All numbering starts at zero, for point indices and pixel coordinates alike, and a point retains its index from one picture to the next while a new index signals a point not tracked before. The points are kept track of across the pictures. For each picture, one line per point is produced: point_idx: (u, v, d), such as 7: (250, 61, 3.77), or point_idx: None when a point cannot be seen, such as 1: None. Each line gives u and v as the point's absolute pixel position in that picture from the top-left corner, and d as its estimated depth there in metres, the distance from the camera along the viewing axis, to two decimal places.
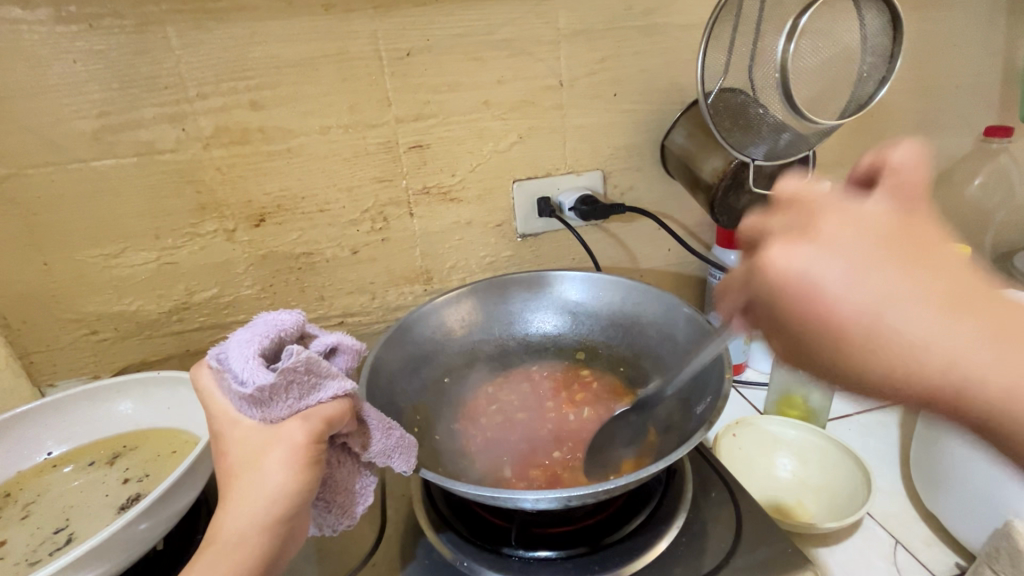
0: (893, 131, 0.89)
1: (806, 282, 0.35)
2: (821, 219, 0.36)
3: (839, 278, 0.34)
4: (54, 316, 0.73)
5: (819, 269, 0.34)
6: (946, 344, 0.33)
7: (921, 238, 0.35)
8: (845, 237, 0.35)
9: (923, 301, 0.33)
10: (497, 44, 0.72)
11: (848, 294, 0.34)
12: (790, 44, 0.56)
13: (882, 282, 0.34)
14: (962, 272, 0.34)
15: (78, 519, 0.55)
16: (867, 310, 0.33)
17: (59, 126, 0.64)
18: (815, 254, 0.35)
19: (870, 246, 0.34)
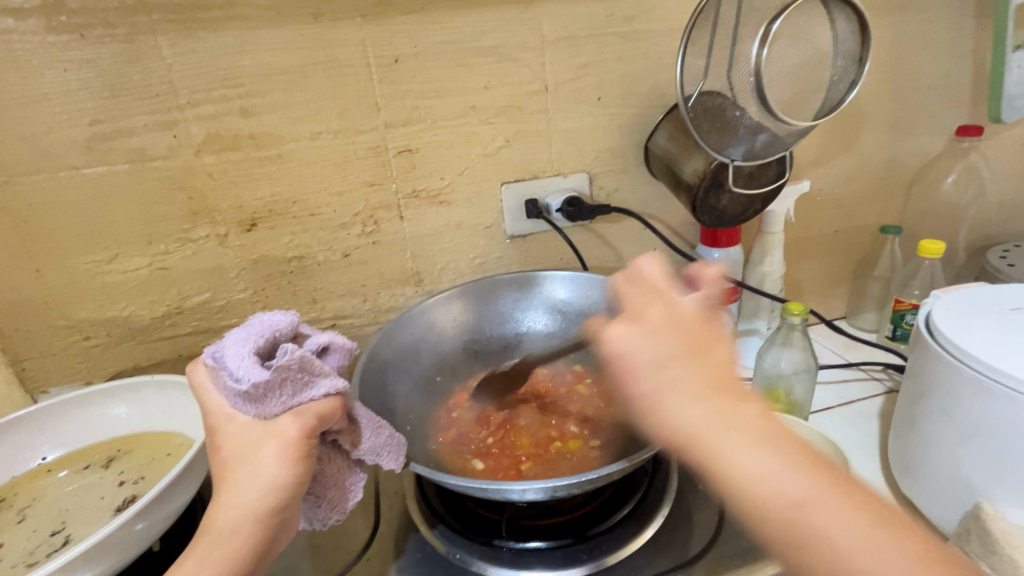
0: (869, 131, 0.92)
1: (622, 353, 0.42)
2: (647, 307, 0.45)
3: (646, 355, 0.41)
4: (46, 323, 0.73)
5: (634, 344, 0.42)
6: (700, 421, 0.38)
7: (709, 339, 0.43)
8: (655, 323, 0.43)
9: (692, 385, 0.40)
10: (482, 50, 0.74)
11: (646, 371, 0.41)
12: (762, 49, 0.59)
13: (667, 367, 0.40)
14: (729, 372, 0.41)
15: (74, 521, 0.56)
16: (650, 387, 0.40)
17: (51, 134, 0.65)
18: (632, 332, 0.43)
19: (672, 335, 0.42)
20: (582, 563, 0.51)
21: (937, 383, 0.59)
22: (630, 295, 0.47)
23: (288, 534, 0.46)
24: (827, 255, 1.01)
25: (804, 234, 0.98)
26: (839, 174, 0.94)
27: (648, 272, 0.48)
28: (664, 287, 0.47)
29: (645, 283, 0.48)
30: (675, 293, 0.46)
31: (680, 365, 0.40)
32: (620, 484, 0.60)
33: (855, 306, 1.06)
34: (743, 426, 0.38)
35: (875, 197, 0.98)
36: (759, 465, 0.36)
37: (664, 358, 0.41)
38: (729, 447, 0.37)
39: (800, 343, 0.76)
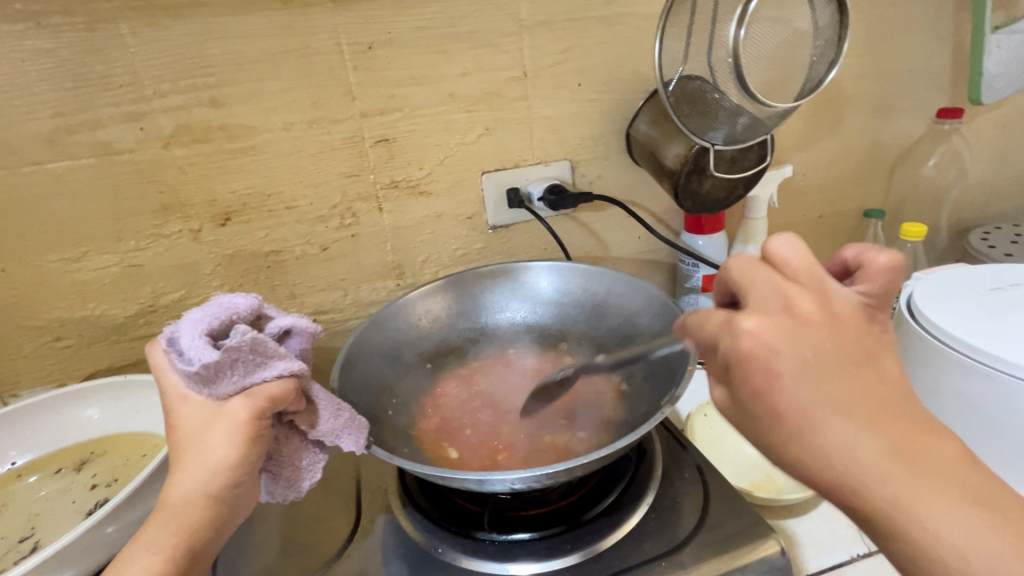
0: (852, 114, 0.92)
1: (764, 362, 0.36)
2: (793, 298, 0.37)
3: (795, 364, 0.35)
4: (14, 324, 0.71)
5: (782, 352, 0.36)
6: (875, 459, 0.34)
7: (872, 348, 0.37)
8: (808, 321, 0.36)
9: (850, 409, 0.35)
10: (459, 35, 0.72)
11: (799, 384, 0.35)
12: (740, 30, 0.57)
13: (826, 382, 0.35)
14: (900, 394, 0.36)
15: (44, 526, 0.54)
16: (807, 409, 0.35)
17: (11, 128, 0.63)
18: (764, 335, 0.36)
19: (827, 344, 0.36)
20: (565, 553, 0.51)
21: (918, 363, 0.59)
22: (765, 277, 0.38)
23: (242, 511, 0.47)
24: (812, 240, 1.01)
25: (788, 220, 0.98)
26: (822, 158, 0.94)
27: (785, 252, 0.38)
28: (808, 274, 0.38)
29: (789, 267, 0.38)
30: (830, 286, 0.38)
31: (830, 383, 0.35)
32: (604, 473, 0.59)
33: None
34: (927, 463, 0.34)
35: (858, 181, 0.98)
36: (951, 523, 0.33)
37: (810, 373, 0.35)
38: (906, 487, 0.33)
39: None
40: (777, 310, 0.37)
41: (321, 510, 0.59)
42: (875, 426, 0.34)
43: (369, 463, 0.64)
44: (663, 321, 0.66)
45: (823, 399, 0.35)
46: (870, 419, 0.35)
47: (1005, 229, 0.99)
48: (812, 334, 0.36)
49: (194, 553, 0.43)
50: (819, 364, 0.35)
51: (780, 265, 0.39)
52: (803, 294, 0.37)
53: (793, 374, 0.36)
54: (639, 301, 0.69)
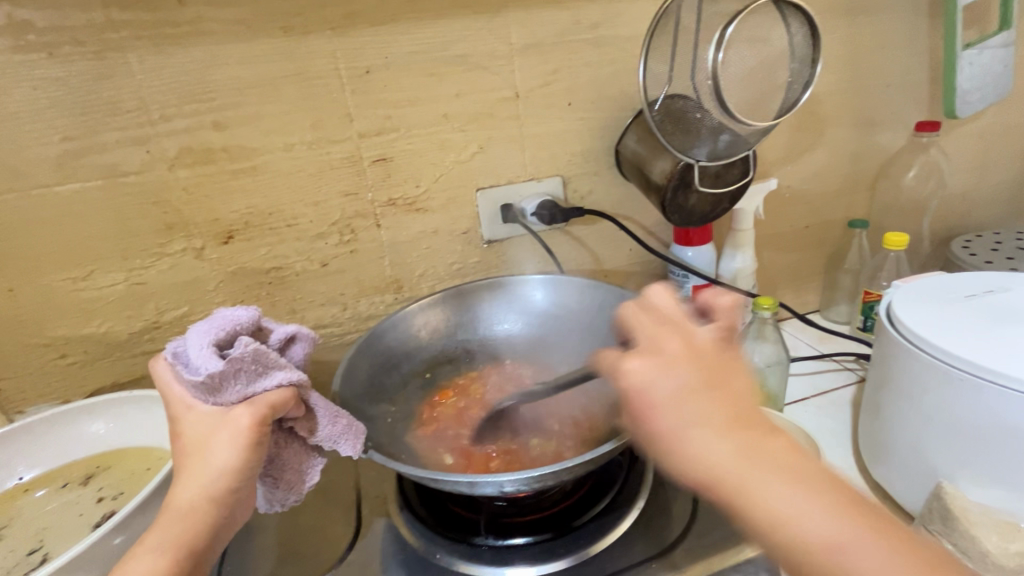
0: (833, 128, 0.95)
1: (642, 393, 0.41)
2: (664, 337, 0.43)
3: (665, 390, 0.41)
4: (21, 342, 0.73)
5: (655, 381, 0.41)
6: (723, 458, 0.38)
7: (724, 368, 0.43)
8: (677, 351, 0.42)
9: (702, 421, 0.39)
10: (453, 59, 0.75)
11: (671, 404, 0.40)
12: (718, 54, 0.61)
13: (689, 398, 0.40)
14: (747, 403, 0.41)
15: (52, 539, 0.56)
16: (672, 422, 0.39)
17: (21, 153, 0.65)
18: (639, 371, 0.42)
19: (692, 368, 0.42)
20: (560, 557, 0.52)
21: (897, 368, 0.61)
22: (640, 323, 0.46)
23: (242, 514, 0.48)
24: (799, 250, 1.04)
25: (775, 230, 1.01)
26: (806, 171, 0.97)
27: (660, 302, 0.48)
28: (677, 318, 0.46)
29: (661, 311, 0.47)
30: (688, 323, 0.46)
31: (696, 398, 0.40)
32: (598, 480, 0.61)
33: (827, 298, 1.09)
34: (767, 455, 0.38)
35: (842, 192, 1.01)
36: (791, 501, 0.36)
37: (676, 390, 0.41)
38: (755, 479, 0.37)
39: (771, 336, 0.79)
40: (647, 343, 0.44)
41: (321, 519, 0.60)
42: (726, 430, 0.39)
43: (369, 473, 0.66)
44: None
45: (686, 407, 0.40)
46: (720, 422, 0.40)
47: (985, 237, 1.02)
48: (677, 358, 0.42)
49: (197, 556, 0.44)
50: (683, 381, 0.41)
51: (652, 309, 0.47)
52: (672, 328, 0.45)
53: (660, 388, 0.41)
54: (628, 308, 0.71)
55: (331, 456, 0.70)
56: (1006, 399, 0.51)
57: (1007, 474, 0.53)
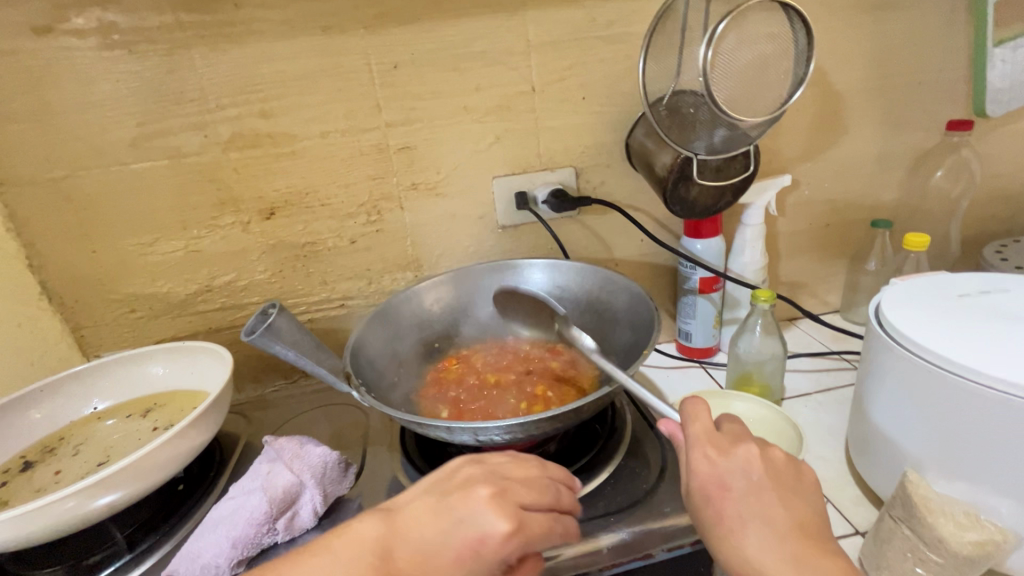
0: (857, 124, 0.94)
1: (713, 478, 0.48)
2: (745, 443, 0.49)
3: (734, 484, 0.47)
4: (101, 296, 0.86)
5: (726, 473, 0.48)
6: (780, 565, 0.43)
7: (800, 487, 0.48)
8: (748, 461, 0.48)
9: (767, 524, 0.45)
10: (473, 55, 0.81)
11: (738, 497, 0.47)
12: (708, 52, 0.62)
13: (757, 499, 0.46)
14: (815, 526, 0.46)
15: (117, 455, 0.67)
16: (736, 513, 0.46)
17: (105, 135, 0.77)
18: (715, 460, 0.48)
19: (761, 475, 0.48)
20: None
21: (877, 362, 0.62)
22: (731, 423, 0.52)
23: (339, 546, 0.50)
24: (818, 248, 1.04)
25: (793, 227, 1.01)
26: (827, 169, 0.97)
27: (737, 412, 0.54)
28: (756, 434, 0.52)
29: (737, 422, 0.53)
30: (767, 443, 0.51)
31: (761, 499, 0.46)
32: (576, 446, 0.66)
33: (848, 299, 1.08)
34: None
35: (865, 191, 1.00)
36: None
37: (748, 493, 0.47)
38: None
39: (769, 327, 0.81)
40: (727, 446, 0.49)
41: None
42: (792, 541, 0.44)
43: (377, 425, 0.74)
44: (637, 309, 0.71)
45: (754, 509, 0.46)
46: (784, 533, 0.45)
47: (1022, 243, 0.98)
48: (751, 467, 0.48)
49: None
50: (754, 490, 0.47)
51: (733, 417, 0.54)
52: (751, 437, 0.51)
53: (737, 484, 0.47)
54: (617, 287, 0.75)
55: (349, 412, 0.79)
56: (977, 396, 0.52)
57: (970, 466, 0.54)
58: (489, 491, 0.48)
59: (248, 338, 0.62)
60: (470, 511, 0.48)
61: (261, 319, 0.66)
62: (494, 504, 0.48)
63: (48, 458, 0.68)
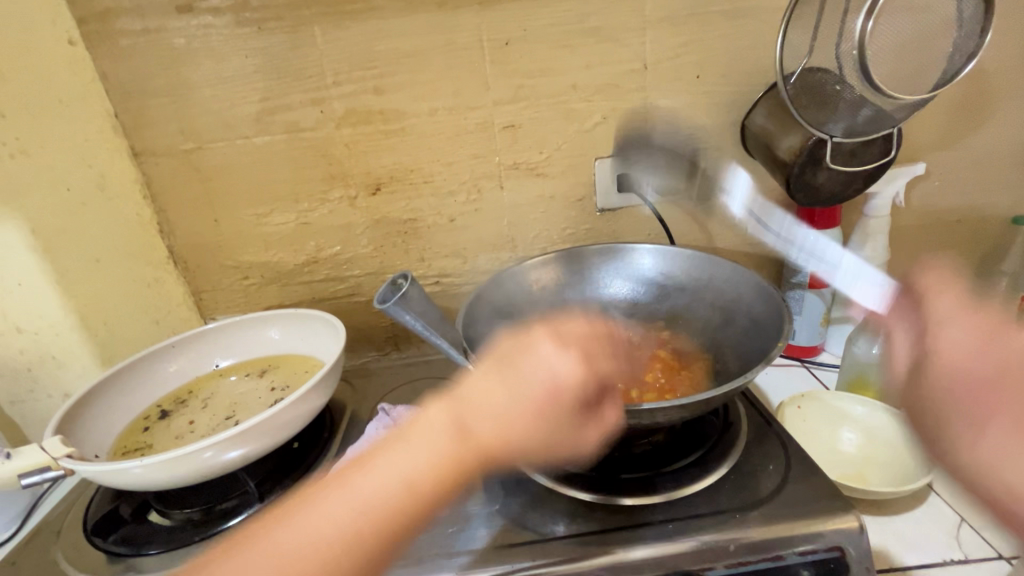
0: (1006, 108, 0.84)
1: (956, 364, 0.54)
2: (1012, 330, 0.54)
3: (997, 363, 0.52)
4: (219, 262, 0.92)
5: (999, 346, 0.53)
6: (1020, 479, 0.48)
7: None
8: (1006, 344, 0.53)
9: (1012, 414, 0.50)
10: (586, 31, 0.79)
11: (1012, 386, 0.51)
12: (869, 23, 0.57)
13: (1006, 386, 0.51)
14: None
15: (242, 411, 0.72)
16: (988, 419, 0.51)
17: (232, 110, 0.81)
18: (973, 348, 0.54)
19: (1006, 384, 0.51)
20: (647, 492, 0.58)
21: None
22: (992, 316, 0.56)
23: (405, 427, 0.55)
24: (945, 245, 0.95)
25: (918, 221, 0.92)
26: (965, 158, 0.88)
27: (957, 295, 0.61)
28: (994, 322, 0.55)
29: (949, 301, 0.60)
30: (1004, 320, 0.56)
31: (999, 374, 0.52)
32: (687, 439, 0.65)
33: None
34: None
35: (1007, 184, 0.90)
36: None
37: (990, 368, 0.52)
38: None
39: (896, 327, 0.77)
40: (990, 326, 0.55)
41: None
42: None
43: None
44: (762, 306, 0.67)
45: (995, 400, 0.51)
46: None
47: None
48: (1004, 346, 0.53)
49: (372, 520, 0.47)
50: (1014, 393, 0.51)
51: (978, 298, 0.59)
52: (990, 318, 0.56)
53: (998, 346, 0.53)
54: (734, 277, 0.72)
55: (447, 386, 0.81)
56: None
57: None
58: (549, 344, 0.55)
59: (381, 307, 0.65)
60: (535, 361, 0.54)
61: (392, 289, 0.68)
62: (556, 350, 0.54)
63: (181, 410, 0.73)
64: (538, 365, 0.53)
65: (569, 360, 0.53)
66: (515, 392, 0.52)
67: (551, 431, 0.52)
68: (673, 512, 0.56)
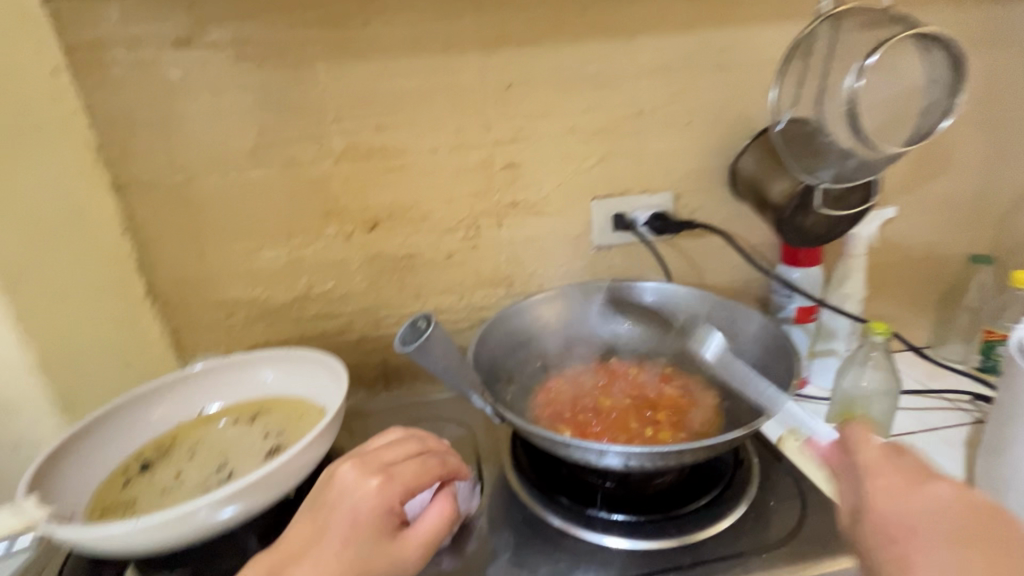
0: (961, 158, 0.93)
1: (891, 511, 0.47)
2: (935, 482, 0.48)
3: (919, 519, 0.46)
4: (202, 299, 0.88)
5: (914, 506, 0.47)
6: None
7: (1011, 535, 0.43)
8: (934, 499, 0.46)
9: (948, 563, 0.42)
10: (585, 77, 0.82)
11: (929, 533, 0.44)
12: (857, 82, 0.65)
13: (952, 542, 0.43)
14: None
15: (234, 460, 0.68)
16: (926, 560, 0.43)
17: (226, 143, 0.79)
18: (896, 491, 0.48)
19: (940, 521, 0.45)
20: (669, 536, 0.59)
21: None
22: (912, 456, 0.52)
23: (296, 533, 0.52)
24: (913, 282, 1.01)
25: (889, 260, 0.99)
26: (928, 203, 0.95)
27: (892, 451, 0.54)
28: (925, 467, 0.50)
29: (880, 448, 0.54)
30: (942, 475, 0.49)
31: (949, 539, 0.43)
32: (702, 477, 0.66)
33: (940, 336, 1.05)
34: None
35: (964, 227, 0.98)
36: None
37: (936, 527, 0.44)
38: None
39: (881, 363, 0.79)
40: (914, 483, 0.49)
41: None
42: None
43: (485, 445, 0.76)
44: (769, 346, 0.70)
45: (942, 553, 0.43)
46: None
47: None
48: (928, 499, 0.47)
49: None
50: (952, 543, 0.43)
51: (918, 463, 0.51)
52: (916, 481, 0.49)
53: (927, 511, 0.46)
54: (739, 316, 0.75)
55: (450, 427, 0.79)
56: None
57: None
58: (350, 464, 0.55)
59: (404, 350, 0.63)
60: (341, 490, 0.53)
61: (413, 331, 0.65)
62: (355, 469, 0.54)
63: (166, 460, 0.69)
64: (342, 491, 0.53)
65: (370, 483, 0.53)
66: (325, 529, 0.51)
67: (366, 557, 0.50)
68: (699, 554, 0.57)
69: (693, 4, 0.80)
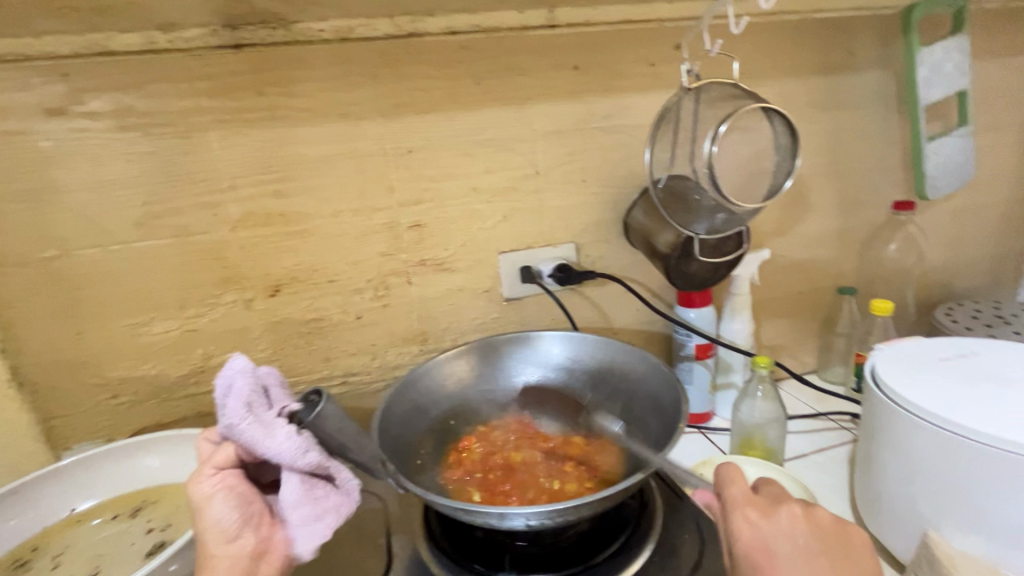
0: (819, 204, 1.06)
1: (758, 541, 0.54)
2: (786, 506, 0.56)
3: (778, 545, 0.53)
4: (80, 381, 0.80)
5: (772, 535, 0.54)
6: None
7: (843, 551, 0.54)
8: (790, 523, 0.55)
9: None
10: (484, 141, 0.86)
11: (787, 558, 0.53)
12: (713, 147, 0.74)
13: (804, 562, 0.53)
14: None
15: (108, 564, 0.62)
16: None
17: (108, 214, 0.75)
18: (757, 522, 0.55)
19: (794, 544, 0.54)
20: None
21: (888, 429, 0.66)
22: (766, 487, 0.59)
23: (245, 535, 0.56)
24: (794, 314, 1.12)
25: (771, 295, 1.09)
26: (798, 243, 1.07)
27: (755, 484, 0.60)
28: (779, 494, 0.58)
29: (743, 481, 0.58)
30: (790, 498, 0.57)
31: (804, 560, 0.53)
32: (611, 523, 0.67)
33: (823, 360, 1.16)
34: None
35: (830, 263, 1.10)
36: None
37: (793, 550, 0.53)
38: None
39: (768, 391, 0.85)
40: (770, 512, 0.55)
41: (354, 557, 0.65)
42: None
43: (397, 512, 0.74)
44: (661, 387, 0.74)
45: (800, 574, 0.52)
46: None
47: (965, 306, 1.10)
48: (786, 527, 0.54)
49: None
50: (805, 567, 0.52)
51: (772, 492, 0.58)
52: (775, 509, 0.56)
53: (787, 537, 0.54)
54: (634, 360, 0.79)
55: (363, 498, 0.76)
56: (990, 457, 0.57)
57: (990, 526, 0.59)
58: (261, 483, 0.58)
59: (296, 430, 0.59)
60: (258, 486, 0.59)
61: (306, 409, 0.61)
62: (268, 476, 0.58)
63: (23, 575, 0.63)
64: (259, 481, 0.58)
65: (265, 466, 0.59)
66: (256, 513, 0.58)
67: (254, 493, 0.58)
68: None
69: (578, 76, 0.87)
